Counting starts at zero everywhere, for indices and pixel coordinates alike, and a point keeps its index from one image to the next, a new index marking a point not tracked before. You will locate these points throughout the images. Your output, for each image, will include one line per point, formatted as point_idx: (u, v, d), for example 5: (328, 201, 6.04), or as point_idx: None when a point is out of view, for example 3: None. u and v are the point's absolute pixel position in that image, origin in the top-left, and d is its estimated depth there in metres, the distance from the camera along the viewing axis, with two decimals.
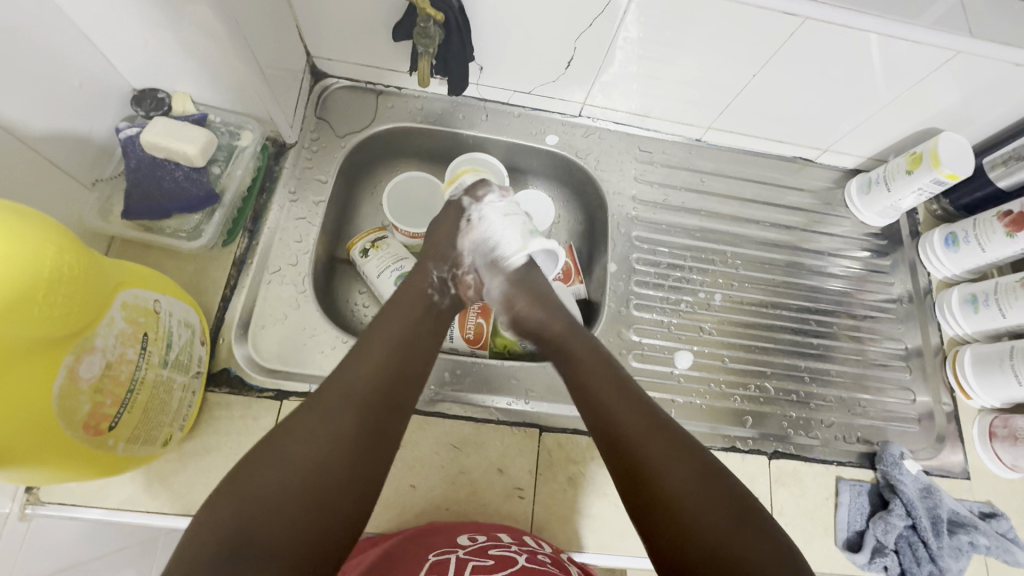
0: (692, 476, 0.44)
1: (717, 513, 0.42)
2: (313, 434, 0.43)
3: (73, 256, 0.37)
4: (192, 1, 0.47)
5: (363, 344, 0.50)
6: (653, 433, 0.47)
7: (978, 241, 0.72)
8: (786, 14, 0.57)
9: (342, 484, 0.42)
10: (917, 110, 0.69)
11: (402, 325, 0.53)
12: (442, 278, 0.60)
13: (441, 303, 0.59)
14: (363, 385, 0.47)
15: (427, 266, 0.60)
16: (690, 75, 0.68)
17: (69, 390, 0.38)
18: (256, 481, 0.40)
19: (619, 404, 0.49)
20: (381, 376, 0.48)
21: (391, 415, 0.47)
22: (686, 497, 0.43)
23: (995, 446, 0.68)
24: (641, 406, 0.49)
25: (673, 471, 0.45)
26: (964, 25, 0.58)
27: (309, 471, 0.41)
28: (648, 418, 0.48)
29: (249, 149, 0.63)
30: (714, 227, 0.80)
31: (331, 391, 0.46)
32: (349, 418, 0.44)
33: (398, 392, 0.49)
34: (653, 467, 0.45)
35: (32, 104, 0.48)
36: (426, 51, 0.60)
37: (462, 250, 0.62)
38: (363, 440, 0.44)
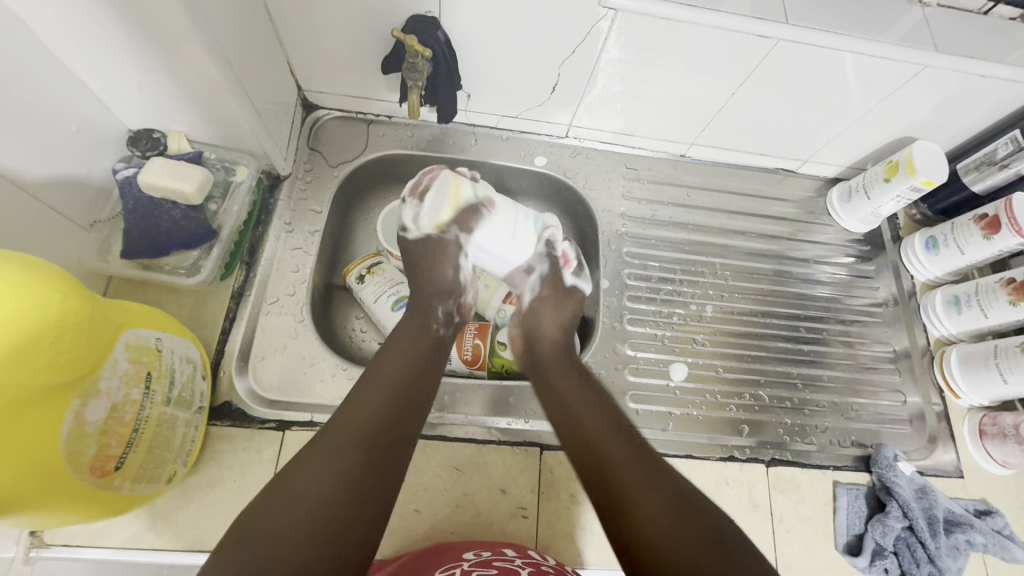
0: (663, 504, 0.45)
1: (698, 548, 0.42)
2: (318, 473, 0.43)
3: (79, 303, 0.38)
4: (187, 44, 0.48)
5: (367, 380, 0.51)
6: (632, 460, 0.49)
7: (957, 244, 0.74)
8: (760, 37, 0.59)
9: (351, 520, 0.42)
10: (891, 120, 0.72)
11: (403, 358, 0.54)
12: (448, 312, 0.62)
13: (445, 335, 0.60)
14: (367, 420, 0.48)
15: (431, 300, 0.61)
16: (671, 94, 0.70)
17: (76, 434, 0.38)
18: (267, 523, 0.40)
19: (603, 432, 0.52)
20: (385, 410, 0.49)
21: (397, 448, 0.48)
22: (661, 526, 0.44)
23: (985, 443, 0.70)
24: (625, 434, 0.51)
25: (648, 501, 0.45)
26: (928, 41, 0.61)
27: (317, 508, 0.41)
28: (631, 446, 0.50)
29: (244, 185, 0.64)
30: (702, 240, 0.82)
31: (338, 427, 0.47)
32: (354, 455, 0.45)
33: (405, 423, 0.50)
34: (630, 495, 0.46)
35: (31, 151, 0.49)
36: (414, 85, 0.62)
37: (466, 283, 0.65)
38: (370, 475, 0.45)
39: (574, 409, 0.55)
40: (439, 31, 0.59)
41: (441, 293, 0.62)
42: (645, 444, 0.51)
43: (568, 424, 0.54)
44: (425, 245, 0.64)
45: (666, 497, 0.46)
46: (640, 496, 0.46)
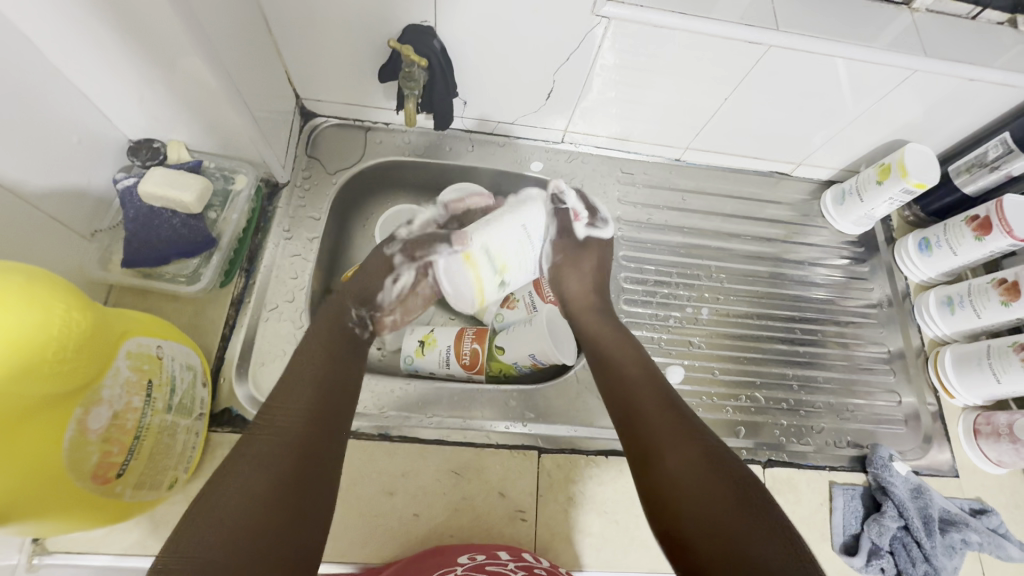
0: (693, 452, 0.49)
1: (721, 494, 0.45)
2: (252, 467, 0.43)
3: (81, 312, 0.39)
4: (186, 56, 0.49)
5: (288, 383, 0.51)
6: (662, 419, 0.53)
7: (949, 245, 0.75)
8: (751, 43, 0.60)
9: (281, 512, 0.42)
10: (882, 123, 0.72)
11: (325, 362, 0.55)
12: (360, 315, 0.63)
13: (363, 337, 0.62)
14: (294, 415, 0.48)
15: (345, 303, 0.63)
16: (666, 100, 0.71)
17: (79, 442, 0.39)
18: (194, 532, 0.39)
19: (643, 396, 0.56)
20: (311, 408, 0.49)
21: (325, 442, 0.48)
22: (694, 479, 0.47)
23: (980, 442, 0.70)
24: (660, 398, 0.55)
25: (679, 451, 0.50)
26: (917, 46, 0.62)
27: (256, 495, 0.41)
28: (661, 406, 0.54)
29: (243, 193, 0.65)
30: (697, 243, 0.82)
31: (257, 434, 0.46)
32: (281, 455, 0.45)
33: (330, 420, 0.50)
34: (660, 449, 0.50)
35: (33, 163, 0.49)
36: (411, 93, 0.63)
37: (383, 299, 0.66)
38: (300, 469, 0.45)
39: (617, 377, 0.59)
40: (436, 40, 0.60)
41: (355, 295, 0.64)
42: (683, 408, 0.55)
43: (618, 388, 0.58)
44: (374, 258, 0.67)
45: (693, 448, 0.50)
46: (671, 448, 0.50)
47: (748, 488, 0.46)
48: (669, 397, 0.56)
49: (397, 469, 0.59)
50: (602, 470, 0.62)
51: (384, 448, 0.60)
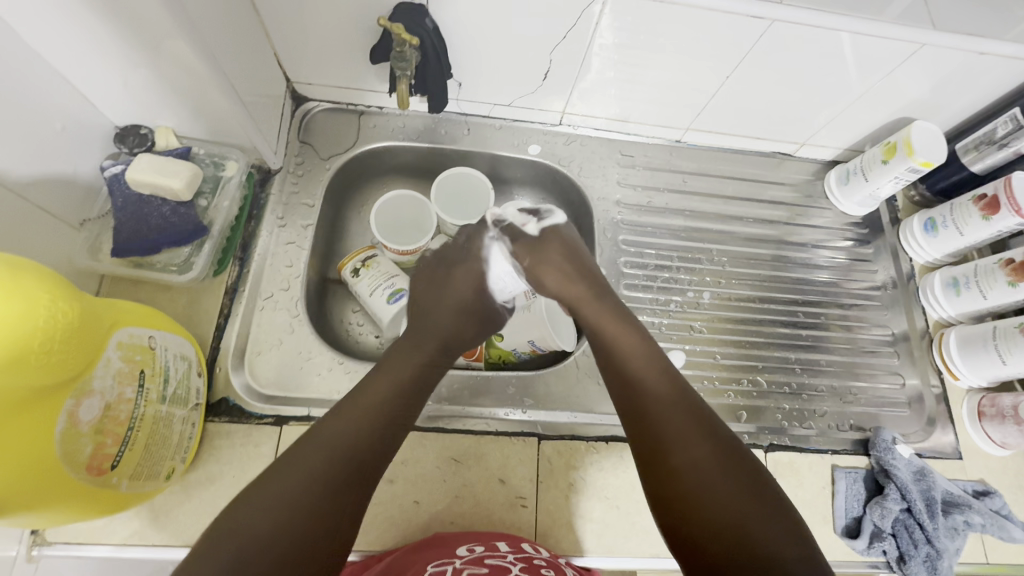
0: (706, 453, 0.46)
1: (736, 497, 0.43)
2: (299, 481, 0.41)
3: (67, 302, 0.38)
4: (169, 38, 0.48)
5: (352, 398, 0.48)
6: (683, 417, 0.48)
7: (956, 225, 0.73)
8: (754, 17, 0.58)
9: (324, 529, 0.41)
10: (888, 100, 0.71)
11: (390, 381, 0.51)
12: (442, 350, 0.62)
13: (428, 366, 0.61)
14: (351, 434, 0.45)
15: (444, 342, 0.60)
16: (666, 79, 0.69)
17: (70, 434, 0.38)
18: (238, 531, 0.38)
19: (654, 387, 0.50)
20: (369, 427, 0.47)
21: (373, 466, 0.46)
22: (707, 477, 0.44)
23: (984, 424, 0.69)
24: (675, 392, 0.50)
25: (691, 450, 0.46)
26: (926, 18, 0.60)
27: (297, 510, 0.40)
28: (680, 406, 0.49)
29: (234, 179, 0.63)
30: (698, 226, 0.81)
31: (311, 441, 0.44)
32: (333, 467, 0.43)
33: (385, 439, 0.47)
34: (676, 446, 0.46)
35: (17, 151, 0.48)
36: (403, 74, 0.61)
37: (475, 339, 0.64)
38: (346, 491, 0.43)
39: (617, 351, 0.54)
40: (427, 19, 0.58)
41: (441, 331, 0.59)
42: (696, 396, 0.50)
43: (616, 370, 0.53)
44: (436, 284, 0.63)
45: (711, 450, 0.46)
46: (684, 447, 0.46)
47: (766, 494, 0.44)
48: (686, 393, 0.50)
49: (396, 457, 0.59)
50: (602, 456, 0.62)
51: None
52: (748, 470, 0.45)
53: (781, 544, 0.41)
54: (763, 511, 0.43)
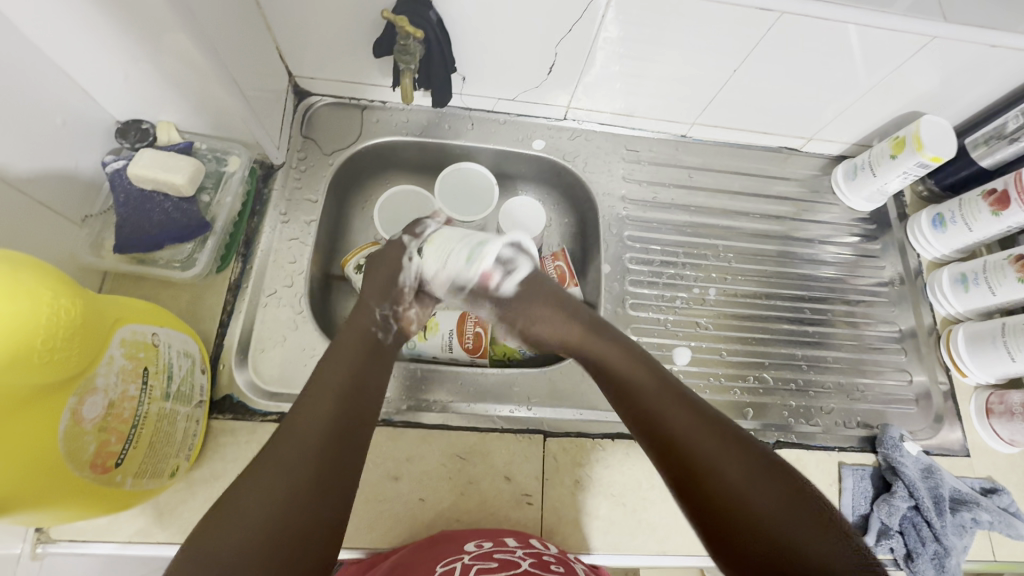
0: (738, 462, 0.43)
1: (774, 504, 0.41)
2: (273, 484, 0.41)
3: (70, 299, 0.37)
4: (170, 31, 0.47)
5: (308, 392, 0.47)
6: (706, 431, 0.45)
7: (965, 221, 0.73)
8: (762, 10, 0.57)
9: (310, 524, 0.40)
10: (898, 94, 0.70)
11: (346, 366, 0.50)
12: (385, 315, 0.57)
13: (386, 341, 0.56)
14: (314, 429, 0.44)
15: (369, 301, 0.57)
16: (671, 73, 0.68)
17: (74, 432, 0.38)
18: (211, 542, 0.38)
19: (668, 406, 0.48)
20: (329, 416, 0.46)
21: (344, 456, 0.44)
22: (740, 486, 0.42)
23: (992, 421, 0.69)
24: (689, 407, 0.47)
25: (721, 462, 0.43)
26: (938, 10, 0.59)
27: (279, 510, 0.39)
28: (699, 420, 0.46)
29: (236, 175, 0.63)
30: (704, 222, 0.80)
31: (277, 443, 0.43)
32: (304, 463, 0.42)
33: (353, 427, 0.46)
34: (703, 458, 0.44)
35: (17, 146, 0.47)
36: (407, 68, 0.60)
37: (402, 285, 0.59)
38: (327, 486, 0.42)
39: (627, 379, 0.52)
40: (431, 11, 0.57)
41: (380, 292, 0.58)
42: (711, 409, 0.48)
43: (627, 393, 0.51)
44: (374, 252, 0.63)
45: (740, 457, 0.44)
46: (713, 460, 0.44)
47: (808, 498, 0.42)
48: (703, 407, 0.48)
49: (401, 454, 0.59)
50: (609, 453, 0.62)
51: (387, 434, 0.59)
52: (781, 476, 0.43)
53: (832, 548, 0.38)
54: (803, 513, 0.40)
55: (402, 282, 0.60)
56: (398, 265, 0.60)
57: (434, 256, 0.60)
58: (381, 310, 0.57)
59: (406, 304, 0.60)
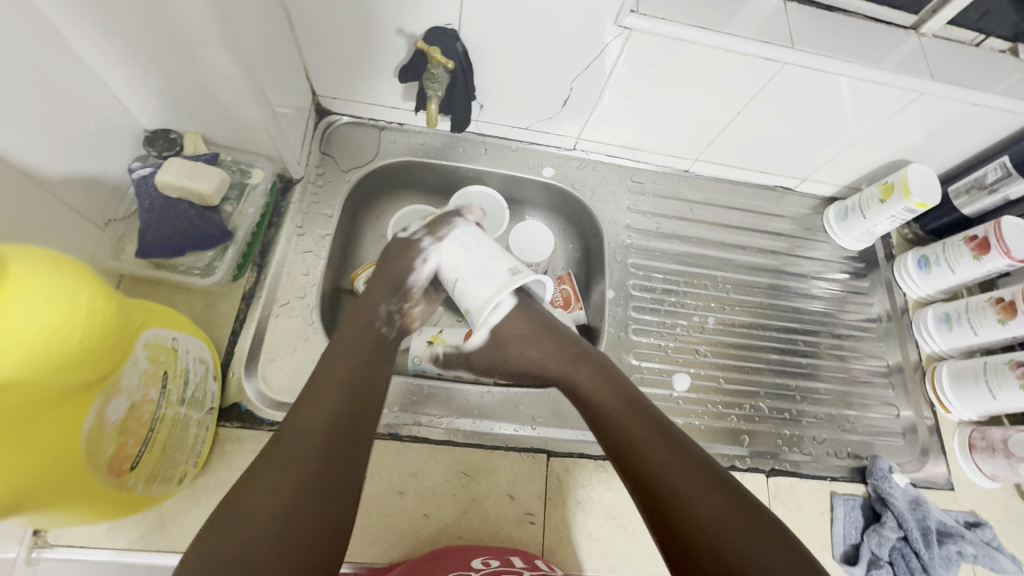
0: (708, 494, 0.44)
1: (740, 530, 0.41)
2: (279, 480, 0.40)
3: (106, 300, 0.38)
4: (211, 48, 0.49)
5: (309, 389, 0.47)
6: (675, 456, 0.47)
7: (948, 263, 0.77)
8: (767, 60, 0.61)
9: (318, 520, 0.39)
10: (887, 143, 0.74)
11: (348, 367, 0.50)
12: (390, 311, 0.59)
13: (389, 335, 0.58)
14: (318, 428, 0.44)
15: (374, 298, 0.59)
16: (678, 112, 0.72)
17: (97, 433, 0.38)
18: (219, 540, 0.36)
19: (633, 424, 0.50)
20: (338, 414, 0.46)
21: (350, 453, 0.44)
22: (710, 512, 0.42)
23: (975, 456, 0.72)
24: (661, 431, 0.49)
25: (695, 493, 0.44)
26: (924, 69, 0.64)
27: (287, 505, 0.39)
28: (663, 439, 0.48)
29: (259, 187, 0.64)
30: (703, 253, 0.83)
31: (282, 442, 0.43)
32: (309, 457, 0.42)
33: (355, 427, 0.46)
34: (679, 489, 0.44)
35: (50, 149, 0.49)
36: (434, 95, 0.63)
37: (410, 284, 0.62)
38: (332, 481, 0.42)
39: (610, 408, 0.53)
40: (459, 44, 0.61)
41: (389, 288, 0.60)
42: (684, 436, 0.49)
43: (603, 415, 0.53)
44: (395, 244, 0.64)
45: (708, 487, 0.44)
46: (684, 491, 0.44)
47: (767, 525, 0.42)
48: (672, 429, 0.50)
49: (406, 469, 0.59)
50: (610, 474, 0.63)
51: (393, 447, 0.60)
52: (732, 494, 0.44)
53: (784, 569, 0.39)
54: (765, 539, 0.41)
55: (411, 280, 0.62)
56: (410, 263, 0.62)
57: (450, 257, 0.61)
58: (387, 306, 0.59)
59: (413, 301, 0.62)
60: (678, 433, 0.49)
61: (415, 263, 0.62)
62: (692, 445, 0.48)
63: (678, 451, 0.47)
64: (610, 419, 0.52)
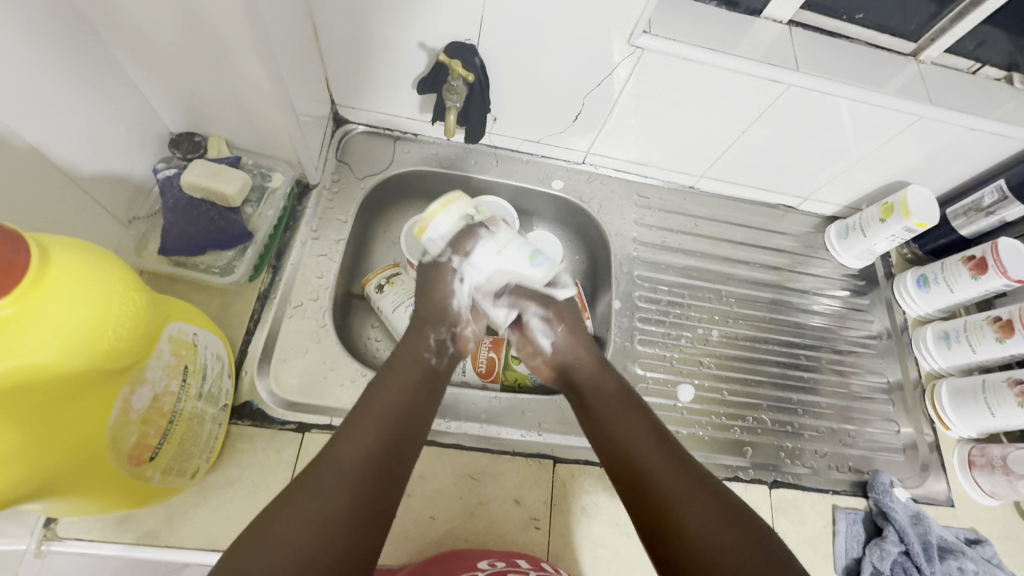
0: (700, 501, 0.46)
1: (727, 534, 0.44)
2: (316, 500, 0.41)
3: (139, 291, 0.39)
4: (242, 55, 0.51)
5: (356, 414, 0.50)
6: (671, 467, 0.50)
7: (947, 283, 0.79)
8: (772, 82, 0.64)
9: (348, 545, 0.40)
10: (886, 165, 0.77)
11: (392, 397, 0.52)
12: (440, 339, 0.62)
13: (440, 366, 0.60)
14: (359, 455, 0.46)
15: (425, 329, 0.61)
16: (685, 130, 0.74)
17: (122, 420, 0.39)
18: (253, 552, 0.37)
19: (635, 435, 0.54)
20: (376, 447, 0.48)
21: (385, 483, 0.46)
22: (699, 516, 0.45)
23: (974, 473, 0.72)
24: (660, 443, 0.52)
25: (688, 500, 0.47)
26: (922, 95, 0.67)
27: (321, 526, 0.40)
28: (661, 450, 0.52)
29: (279, 191, 0.66)
30: (707, 267, 0.85)
31: (324, 463, 0.45)
32: (345, 483, 0.44)
33: (393, 460, 0.48)
34: (674, 495, 0.47)
35: (82, 147, 0.51)
36: (454, 105, 0.66)
37: (457, 310, 0.64)
38: (364, 509, 0.43)
39: (612, 418, 0.56)
40: (477, 57, 0.63)
41: (437, 317, 0.62)
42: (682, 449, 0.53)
43: (603, 427, 0.56)
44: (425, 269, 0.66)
45: (700, 496, 0.47)
46: (678, 498, 0.47)
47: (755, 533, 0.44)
48: (670, 441, 0.53)
49: (413, 471, 0.60)
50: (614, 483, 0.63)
51: None
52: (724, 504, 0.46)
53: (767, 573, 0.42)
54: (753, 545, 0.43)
55: (456, 305, 0.65)
56: (450, 288, 0.64)
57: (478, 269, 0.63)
58: (436, 336, 0.61)
59: (464, 325, 0.65)
60: (676, 445, 0.53)
61: (453, 285, 0.64)
62: (688, 457, 0.51)
63: (674, 461, 0.50)
64: (611, 430, 0.55)
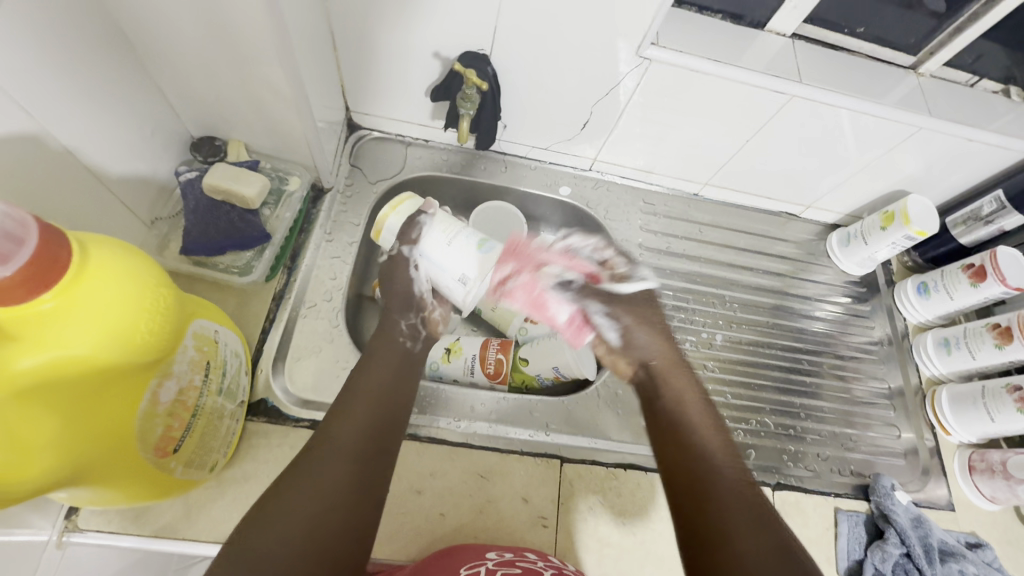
0: (758, 528, 0.44)
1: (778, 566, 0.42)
2: (314, 480, 0.44)
3: (167, 289, 0.41)
4: (266, 62, 0.53)
5: (345, 397, 0.52)
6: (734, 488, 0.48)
7: (947, 290, 0.80)
8: (775, 93, 0.66)
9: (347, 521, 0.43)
10: (886, 175, 0.79)
11: (377, 380, 0.54)
12: (411, 325, 0.63)
13: (416, 349, 0.62)
14: (353, 435, 0.48)
15: (393, 317, 0.63)
16: (690, 139, 0.76)
17: (149, 412, 0.41)
18: (258, 531, 0.40)
19: (709, 446, 0.52)
20: (367, 427, 0.50)
21: (380, 462, 0.48)
22: (752, 545, 0.43)
23: (974, 477, 0.73)
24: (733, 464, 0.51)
25: (747, 526, 0.45)
26: (922, 107, 0.69)
27: (320, 505, 0.43)
28: (731, 470, 0.50)
29: (296, 194, 0.68)
30: (711, 272, 0.87)
31: (319, 445, 0.47)
32: (341, 462, 0.46)
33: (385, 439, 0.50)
34: (730, 514, 0.46)
35: (109, 150, 0.52)
36: (466, 113, 0.67)
37: (421, 297, 0.64)
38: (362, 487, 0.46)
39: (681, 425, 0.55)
40: (490, 66, 0.65)
41: (404, 302, 0.64)
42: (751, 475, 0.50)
43: (672, 431, 0.55)
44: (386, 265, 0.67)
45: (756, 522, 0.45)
46: (734, 517, 0.45)
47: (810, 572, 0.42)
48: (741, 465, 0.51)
49: (424, 468, 0.61)
50: (621, 483, 0.64)
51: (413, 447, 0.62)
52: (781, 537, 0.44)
53: None
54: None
55: (418, 291, 0.65)
56: (408, 277, 0.64)
57: (430, 255, 0.62)
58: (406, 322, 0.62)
59: (431, 308, 0.65)
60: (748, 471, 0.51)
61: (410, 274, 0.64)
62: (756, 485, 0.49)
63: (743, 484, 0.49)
64: (679, 435, 0.54)
